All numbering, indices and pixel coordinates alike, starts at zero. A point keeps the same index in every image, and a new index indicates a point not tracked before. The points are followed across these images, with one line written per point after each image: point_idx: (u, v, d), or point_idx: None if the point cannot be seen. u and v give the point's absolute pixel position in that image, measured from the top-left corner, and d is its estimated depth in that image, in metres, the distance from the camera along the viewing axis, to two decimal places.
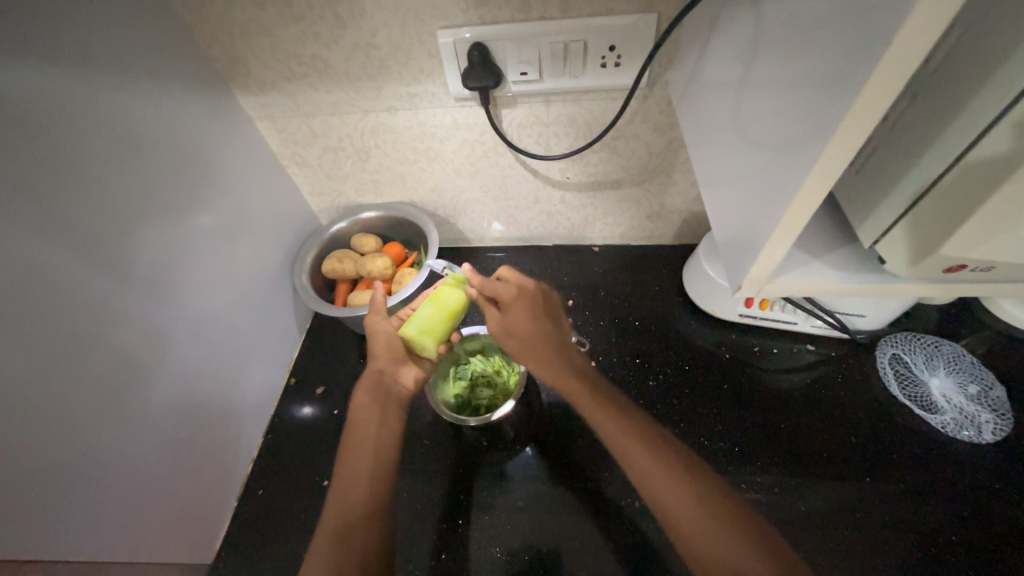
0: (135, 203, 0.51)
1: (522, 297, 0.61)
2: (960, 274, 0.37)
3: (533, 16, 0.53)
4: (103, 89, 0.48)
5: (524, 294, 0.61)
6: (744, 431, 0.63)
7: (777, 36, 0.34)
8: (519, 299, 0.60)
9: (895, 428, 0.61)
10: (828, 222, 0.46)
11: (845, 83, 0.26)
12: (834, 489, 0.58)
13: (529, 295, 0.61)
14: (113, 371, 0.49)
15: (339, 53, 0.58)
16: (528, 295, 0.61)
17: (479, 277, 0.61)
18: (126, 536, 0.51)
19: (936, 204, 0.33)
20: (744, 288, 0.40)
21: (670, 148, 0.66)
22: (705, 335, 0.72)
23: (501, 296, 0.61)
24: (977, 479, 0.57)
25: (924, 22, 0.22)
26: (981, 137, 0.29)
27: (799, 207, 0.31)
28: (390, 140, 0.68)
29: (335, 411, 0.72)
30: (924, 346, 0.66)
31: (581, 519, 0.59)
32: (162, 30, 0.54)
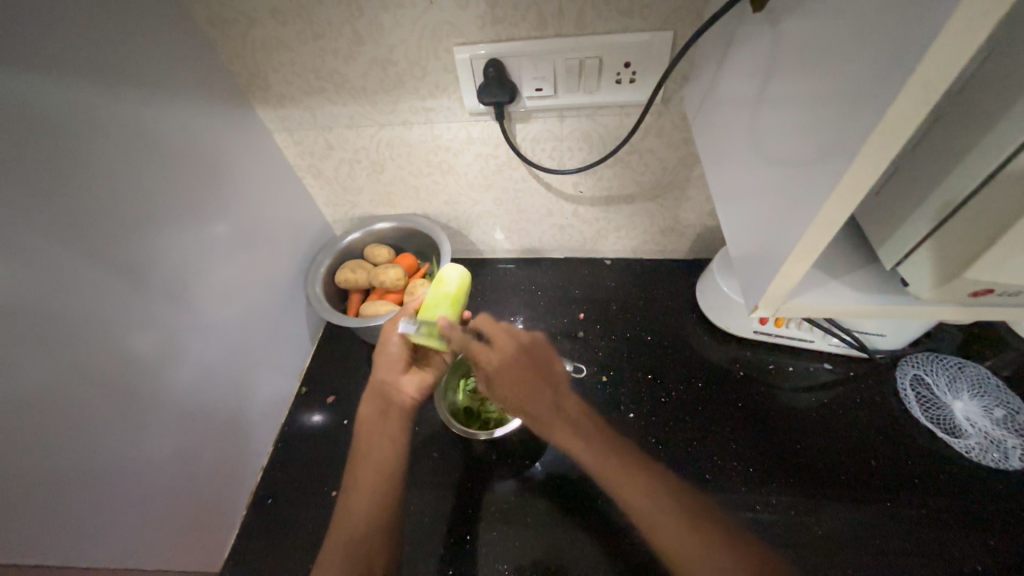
0: (154, 213, 0.52)
1: (508, 357, 0.61)
2: (986, 297, 0.36)
3: (549, 33, 0.53)
4: (128, 102, 0.49)
5: (506, 358, 0.61)
6: (758, 451, 0.61)
7: (794, 55, 0.34)
8: (502, 362, 0.61)
9: (916, 452, 0.59)
10: (846, 241, 0.46)
11: (866, 103, 0.26)
12: (852, 514, 0.56)
13: (512, 357, 0.61)
14: (128, 376, 0.50)
15: (358, 69, 0.59)
16: (512, 360, 0.61)
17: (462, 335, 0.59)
18: (137, 541, 0.51)
19: (964, 226, 0.33)
20: (760, 307, 0.40)
21: (684, 163, 0.66)
22: (718, 351, 0.71)
23: (485, 360, 0.61)
24: (1003, 507, 0.55)
25: (941, 50, 0.22)
26: (1009, 158, 0.29)
27: (817, 226, 0.31)
28: (405, 153, 0.69)
29: (345, 420, 0.72)
30: (946, 367, 0.64)
31: (590, 538, 0.58)
32: (187, 47, 0.56)
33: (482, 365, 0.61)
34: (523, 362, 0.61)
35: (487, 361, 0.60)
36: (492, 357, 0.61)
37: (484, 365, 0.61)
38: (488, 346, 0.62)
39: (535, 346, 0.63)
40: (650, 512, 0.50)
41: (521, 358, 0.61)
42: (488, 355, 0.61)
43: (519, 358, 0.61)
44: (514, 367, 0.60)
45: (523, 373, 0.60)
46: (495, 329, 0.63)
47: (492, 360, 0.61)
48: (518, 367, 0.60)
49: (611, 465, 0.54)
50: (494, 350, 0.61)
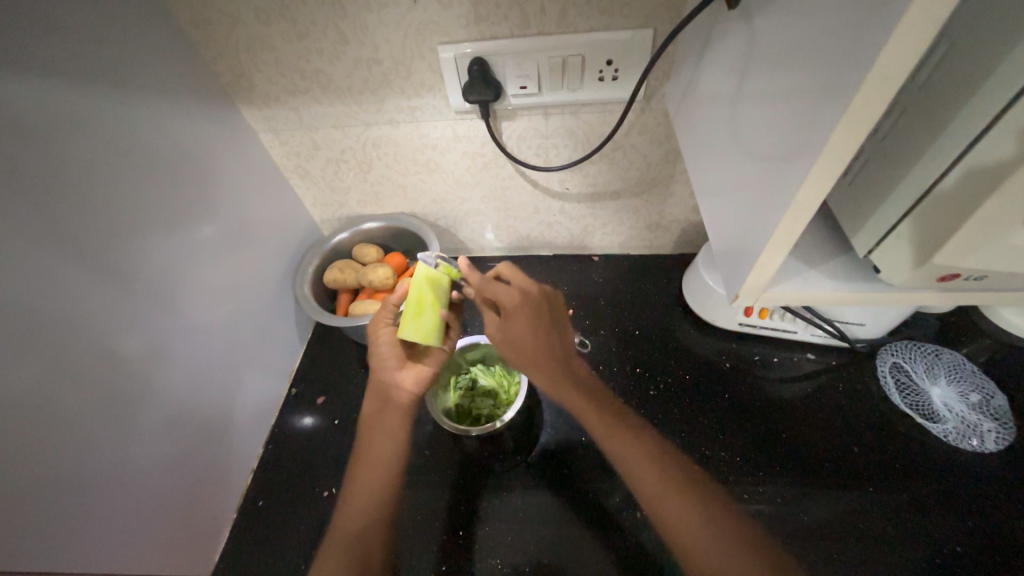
0: (139, 215, 0.52)
1: (527, 302, 0.63)
2: (955, 282, 0.38)
3: (532, 31, 0.54)
4: (110, 103, 0.49)
5: (526, 299, 0.63)
6: (745, 441, 0.63)
7: (767, 50, 0.35)
8: (521, 304, 0.62)
9: (897, 438, 0.61)
10: (824, 232, 0.47)
11: (833, 96, 0.27)
12: (837, 499, 0.57)
13: (533, 300, 0.63)
14: (115, 379, 0.49)
15: (342, 68, 0.59)
16: (530, 301, 0.63)
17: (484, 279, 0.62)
18: (126, 546, 0.51)
19: (930, 214, 0.34)
20: (742, 298, 0.41)
21: (667, 159, 0.67)
22: (704, 344, 0.72)
23: (502, 301, 0.63)
24: (980, 487, 0.57)
25: (901, 44, 0.23)
26: (973, 146, 0.30)
27: (791, 217, 0.32)
28: (391, 152, 0.70)
29: (336, 420, 0.72)
30: (924, 354, 0.66)
31: (583, 530, 0.58)
32: (169, 47, 0.55)
33: (502, 307, 0.63)
34: (543, 315, 0.63)
35: (508, 303, 0.62)
36: (513, 295, 0.63)
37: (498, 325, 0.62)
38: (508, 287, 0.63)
39: (552, 305, 0.65)
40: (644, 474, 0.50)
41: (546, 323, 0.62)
42: (508, 294, 0.63)
43: (537, 302, 0.64)
44: (530, 310, 0.62)
45: (540, 328, 0.61)
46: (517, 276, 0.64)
47: (507, 313, 0.62)
48: (535, 311, 0.63)
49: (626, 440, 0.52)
50: (509, 291, 0.63)
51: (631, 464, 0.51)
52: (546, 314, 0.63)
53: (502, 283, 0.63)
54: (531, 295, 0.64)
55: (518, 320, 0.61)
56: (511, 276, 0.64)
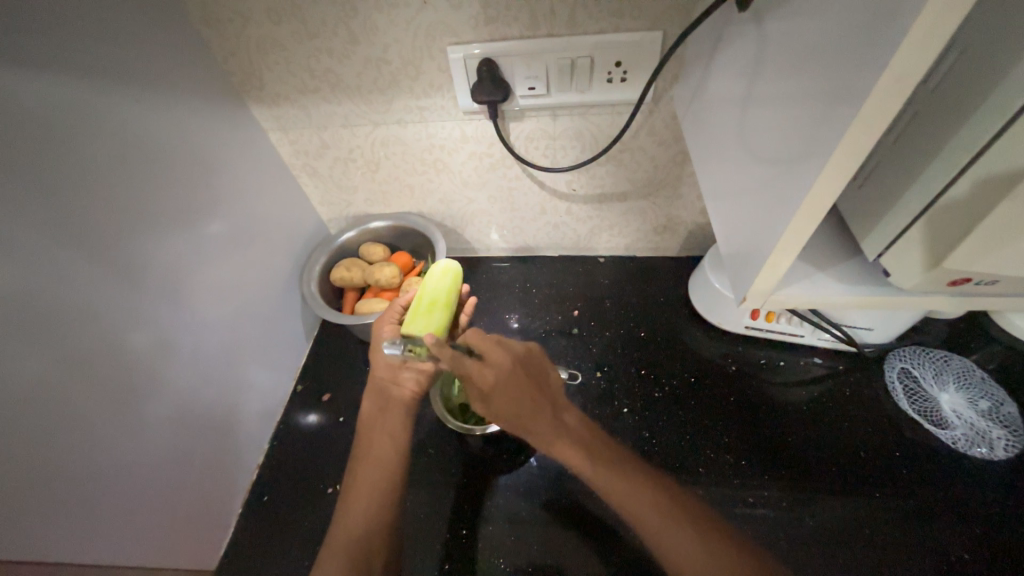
0: (148, 212, 0.52)
1: (508, 367, 0.53)
2: (965, 286, 0.38)
3: (541, 33, 0.54)
4: (123, 101, 0.50)
5: (512, 359, 0.54)
6: (750, 444, 0.62)
7: (779, 53, 0.35)
8: (504, 367, 0.52)
9: (905, 445, 0.60)
10: (832, 236, 0.47)
11: (844, 100, 0.27)
12: (843, 504, 0.57)
13: (512, 369, 0.53)
14: (124, 374, 0.50)
15: (352, 68, 0.59)
16: (511, 375, 0.52)
17: (451, 354, 0.51)
18: (132, 541, 0.51)
19: (941, 218, 0.34)
20: (749, 300, 0.41)
21: (675, 161, 0.67)
22: (710, 347, 0.72)
23: (477, 381, 0.52)
24: (989, 496, 0.56)
25: (912, 48, 0.23)
26: (986, 148, 0.29)
27: (799, 220, 0.32)
28: (399, 152, 0.70)
29: (340, 418, 0.72)
30: (932, 360, 0.65)
31: (586, 531, 0.58)
32: (182, 46, 0.56)
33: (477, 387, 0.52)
34: (525, 377, 0.53)
35: (491, 360, 0.53)
36: (486, 375, 0.51)
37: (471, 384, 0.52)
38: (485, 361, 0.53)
39: (532, 357, 0.57)
40: (643, 508, 0.47)
41: (529, 388, 0.52)
42: (486, 369, 0.52)
43: (517, 373, 0.53)
44: (512, 381, 0.52)
45: (528, 393, 0.52)
46: (486, 343, 0.55)
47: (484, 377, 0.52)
48: (514, 379, 0.52)
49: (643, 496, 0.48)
50: (483, 369, 0.52)
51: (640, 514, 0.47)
52: (529, 378, 0.54)
53: (474, 357, 0.53)
54: (507, 372, 0.52)
55: (494, 396, 0.51)
56: (484, 350, 0.54)
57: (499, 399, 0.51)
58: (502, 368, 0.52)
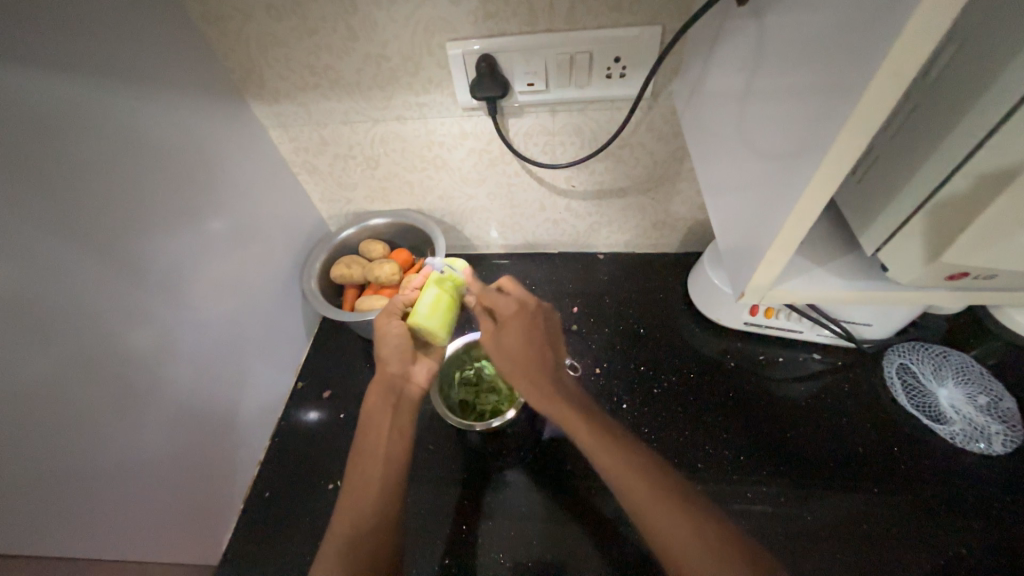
0: (147, 209, 0.52)
1: (523, 315, 0.61)
2: (963, 281, 0.38)
3: (540, 28, 0.54)
4: (123, 99, 0.50)
5: (522, 309, 0.62)
6: (750, 440, 0.62)
7: (779, 47, 0.35)
8: (516, 312, 0.61)
9: (903, 439, 0.61)
10: (831, 231, 0.47)
11: (842, 95, 0.27)
12: (842, 499, 0.57)
13: (529, 312, 0.61)
14: (125, 372, 0.50)
15: (351, 64, 0.59)
16: (527, 311, 0.61)
17: (480, 285, 0.64)
18: (133, 536, 0.51)
19: (939, 212, 0.34)
20: (747, 296, 0.41)
21: (674, 157, 0.67)
22: (709, 342, 0.72)
23: (498, 309, 0.62)
24: (987, 490, 0.56)
25: (910, 43, 0.23)
26: (984, 141, 0.29)
27: (797, 216, 0.32)
28: (399, 148, 0.70)
29: (341, 415, 0.73)
30: (932, 356, 0.65)
31: (585, 526, 0.59)
32: (181, 42, 0.56)
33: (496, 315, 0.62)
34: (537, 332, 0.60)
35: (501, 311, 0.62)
36: (508, 305, 0.62)
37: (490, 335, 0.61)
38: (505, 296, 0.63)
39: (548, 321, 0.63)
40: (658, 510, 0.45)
41: (539, 335, 0.60)
42: (506, 302, 0.62)
43: (536, 314, 0.62)
44: (523, 320, 0.61)
45: (532, 340, 0.59)
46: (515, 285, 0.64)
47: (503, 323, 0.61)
48: (527, 327, 0.60)
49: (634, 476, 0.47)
50: (508, 300, 0.62)
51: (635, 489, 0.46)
52: (541, 331, 0.61)
53: (503, 295, 0.63)
54: (530, 308, 0.62)
55: (512, 323, 0.61)
56: (511, 289, 0.64)
57: (511, 335, 0.60)
58: (520, 305, 0.62)
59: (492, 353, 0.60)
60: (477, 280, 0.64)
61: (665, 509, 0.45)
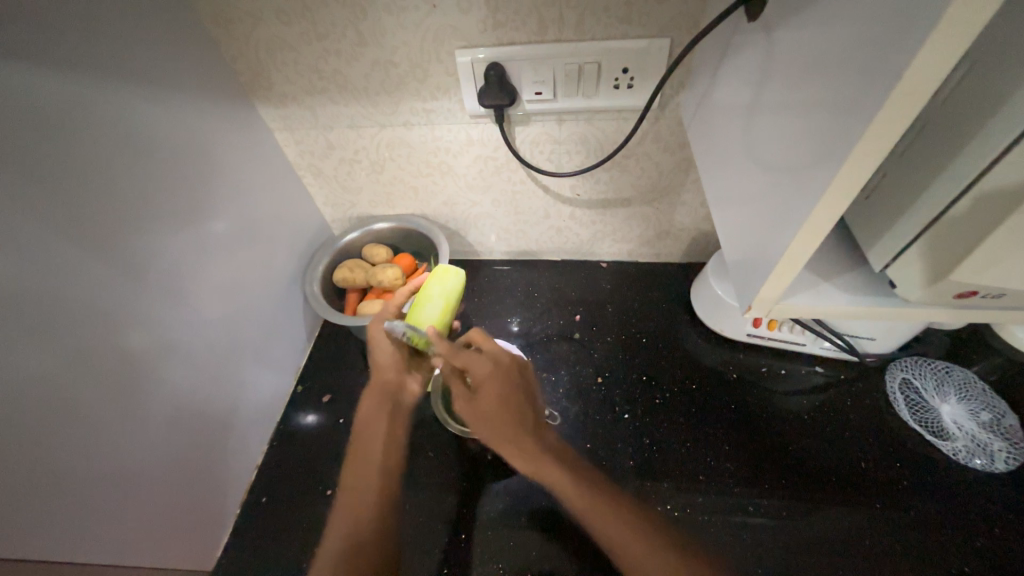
0: (151, 210, 0.52)
1: (499, 373, 0.57)
2: (970, 299, 0.38)
3: (549, 38, 0.54)
4: (130, 98, 0.50)
5: (497, 368, 0.57)
6: (751, 453, 0.62)
7: (789, 62, 0.35)
8: (491, 375, 0.56)
9: (905, 454, 0.61)
10: (837, 245, 0.47)
11: (853, 113, 0.27)
12: (843, 515, 0.57)
13: (506, 370, 0.58)
14: (124, 373, 0.50)
15: (360, 69, 0.60)
16: (502, 370, 0.57)
17: (450, 345, 0.57)
18: (128, 540, 0.51)
19: (948, 231, 0.34)
20: (753, 308, 0.41)
21: (679, 168, 0.67)
22: (711, 354, 0.72)
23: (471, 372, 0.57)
24: (989, 508, 0.56)
25: (924, 62, 0.23)
26: (1004, 153, 0.29)
27: (806, 230, 0.32)
28: (405, 154, 0.70)
29: (341, 419, 0.72)
30: (934, 371, 0.65)
31: (583, 538, 0.58)
32: (189, 44, 0.56)
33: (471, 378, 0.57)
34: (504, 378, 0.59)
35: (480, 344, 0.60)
36: (482, 372, 0.56)
37: (466, 400, 0.57)
38: (478, 354, 0.58)
39: (524, 374, 0.60)
40: None
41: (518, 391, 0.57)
42: (479, 363, 0.57)
43: (510, 371, 0.58)
44: (502, 381, 0.56)
45: (510, 402, 0.56)
46: (486, 341, 0.59)
47: (477, 387, 0.57)
48: (506, 383, 0.57)
49: (641, 543, 0.48)
50: (480, 361, 0.57)
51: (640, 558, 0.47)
52: (518, 384, 0.58)
53: (472, 351, 0.58)
54: (505, 366, 0.58)
55: (488, 386, 0.56)
56: (484, 344, 0.59)
57: (490, 403, 0.55)
58: (497, 368, 0.57)
59: (470, 418, 0.56)
60: (445, 339, 0.57)
61: (661, 565, 0.47)
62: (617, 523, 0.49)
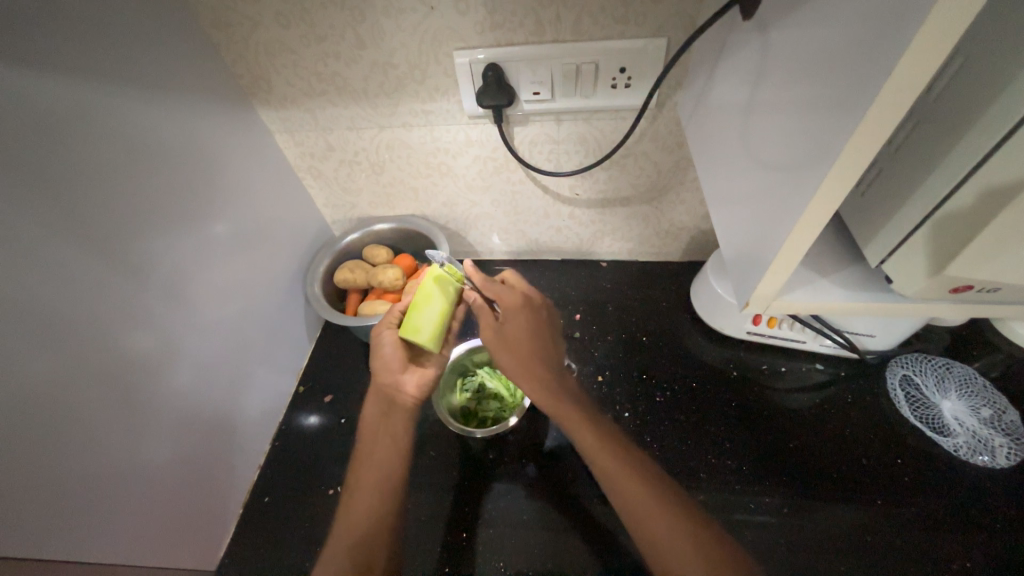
0: (153, 213, 0.53)
1: (526, 308, 0.61)
2: (967, 294, 0.38)
3: (547, 38, 0.55)
4: (132, 102, 0.50)
5: (526, 302, 0.62)
6: (752, 450, 0.62)
7: (784, 60, 0.35)
8: (520, 305, 0.61)
9: (906, 451, 0.60)
10: (835, 242, 0.47)
11: (846, 110, 0.27)
12: (844, 512, 0.57)
13: (533, 306, 0.62)
14: (127, 374, 0.50)
15: (359, 72, 0.60)
16: (530, 305, 0.62)
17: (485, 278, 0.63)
18: (132, 541, 0.51)
19: (942, 227, 0.34)
20: (751, 305, 0.41)
21: (678, 166, 0.67)
22: (712, 352, 0.72)
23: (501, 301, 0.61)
24: (990, 504, 0.56)
25: (914, 59, 0.23)
26: (996, 148, 0.29)
27: (802, 226, 0.32)
28: (404, 155, 0.70)
29: (342, 419, 0.72)
30: (935, 367, 0.65)
31: (584, 536, 0.58)
32: (190, 48, 0.57)
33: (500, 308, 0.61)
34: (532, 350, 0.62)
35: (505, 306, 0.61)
36: (513, 300, 0.61)
37: (493, 325, 0.60)
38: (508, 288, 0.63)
39: (548, 316, 0.64)
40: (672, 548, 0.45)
41: (540, 327, 0.61)
42: (507, 294, 0.62)
43: (537, 308, 0.63)
44: (529, 314, 0.61)
45: (535, 332, 0.60)
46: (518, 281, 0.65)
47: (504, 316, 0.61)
48: (531, 321, 0.61)
49: (645, 497, 0.48)
50: (509, 291, 0.62)
51: (642, 514, 0.47)
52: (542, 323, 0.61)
53: (504, 286, 0.63)
54: (531, 304, 0.62)
55: (516, 313, 0.61)
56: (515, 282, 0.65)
57: (514, 334, 0.59)
58: (521, 307, 0.61)
59: (493, 342, 0.59)
60: (479, 273, 0.62)
61: (663, 527, 0.46)
62: (624, 478, 0.50)
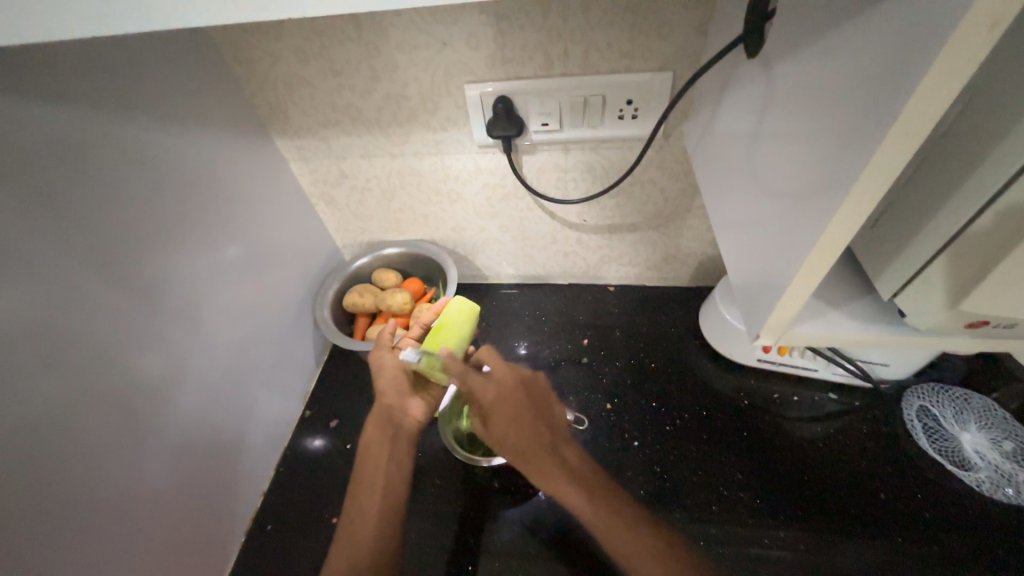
0: (168, 238, 0.54)
1: (509, 394, 0.58)
2: (984, 327, 0.38)
3: (555, 72, 0.56)
4: (155, 133, 0.52)
5: (502, 392, 0.57)
6: (766, 482, 0.61)
7: (789, 96, 0.36)
8: (497, 401, 0.56)
9: (926, 485, 0.59)
10: (845, 271, 0.47)
11: (854, 147, 0.28)
12: (864, 549, 0.55)
13: (511, 391, 0.58)
14: (134, 397, 0.50)
15: (373, 103, 0.62)
16: (509, 391, 0.58)
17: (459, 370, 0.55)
18: (133, 569, 0.50)
19: (955, 260, 0.34)
20: (762, 335, 0.41)
21: (684, 194, 0.68)
22: (722, 379, 0.71)
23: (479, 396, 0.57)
24: (1018, 544, 0.54)
25: (919, 101, 0.23)
26: (1007, 184, 0.29)
27: (812, 260, 0.32)
28: (415, 182, 0.72)
29: (347, 445, 0.72)
30: (953, 398, 0.64)
31: (593, 571, 0.56)
32: (212, 82, 0.59)
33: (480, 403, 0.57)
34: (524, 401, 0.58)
35: (484, 399, 0.57)
36: (488, 395, 0.56)
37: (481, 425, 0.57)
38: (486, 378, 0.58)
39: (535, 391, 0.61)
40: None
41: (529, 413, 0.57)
42: (486, 388, 0.57)
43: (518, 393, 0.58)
44: (507, 405, 0.56)
45: (523, 425, 0.55)
46: (496, 363, 0.60)
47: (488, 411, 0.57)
48: (513, 414, 0.56)
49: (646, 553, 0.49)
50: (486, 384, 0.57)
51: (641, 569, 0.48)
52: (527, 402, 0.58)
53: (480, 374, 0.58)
54: (510, 390, 0.58)
55: (498, 409, 0.56)
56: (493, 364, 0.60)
57: (499, 420, 0.56)
58: (503, 389, 0.58)
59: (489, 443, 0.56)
60: (455, 361, 0.56)
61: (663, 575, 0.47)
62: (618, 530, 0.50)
